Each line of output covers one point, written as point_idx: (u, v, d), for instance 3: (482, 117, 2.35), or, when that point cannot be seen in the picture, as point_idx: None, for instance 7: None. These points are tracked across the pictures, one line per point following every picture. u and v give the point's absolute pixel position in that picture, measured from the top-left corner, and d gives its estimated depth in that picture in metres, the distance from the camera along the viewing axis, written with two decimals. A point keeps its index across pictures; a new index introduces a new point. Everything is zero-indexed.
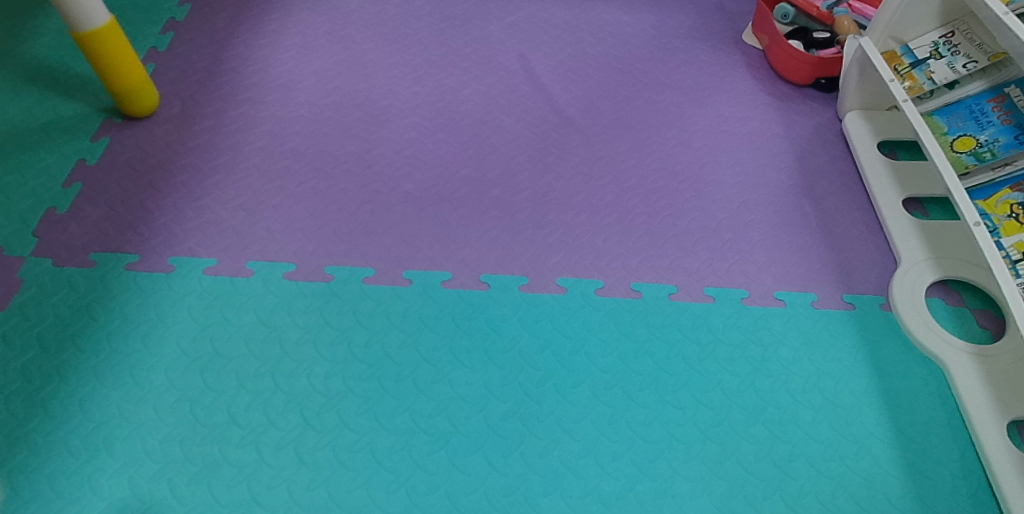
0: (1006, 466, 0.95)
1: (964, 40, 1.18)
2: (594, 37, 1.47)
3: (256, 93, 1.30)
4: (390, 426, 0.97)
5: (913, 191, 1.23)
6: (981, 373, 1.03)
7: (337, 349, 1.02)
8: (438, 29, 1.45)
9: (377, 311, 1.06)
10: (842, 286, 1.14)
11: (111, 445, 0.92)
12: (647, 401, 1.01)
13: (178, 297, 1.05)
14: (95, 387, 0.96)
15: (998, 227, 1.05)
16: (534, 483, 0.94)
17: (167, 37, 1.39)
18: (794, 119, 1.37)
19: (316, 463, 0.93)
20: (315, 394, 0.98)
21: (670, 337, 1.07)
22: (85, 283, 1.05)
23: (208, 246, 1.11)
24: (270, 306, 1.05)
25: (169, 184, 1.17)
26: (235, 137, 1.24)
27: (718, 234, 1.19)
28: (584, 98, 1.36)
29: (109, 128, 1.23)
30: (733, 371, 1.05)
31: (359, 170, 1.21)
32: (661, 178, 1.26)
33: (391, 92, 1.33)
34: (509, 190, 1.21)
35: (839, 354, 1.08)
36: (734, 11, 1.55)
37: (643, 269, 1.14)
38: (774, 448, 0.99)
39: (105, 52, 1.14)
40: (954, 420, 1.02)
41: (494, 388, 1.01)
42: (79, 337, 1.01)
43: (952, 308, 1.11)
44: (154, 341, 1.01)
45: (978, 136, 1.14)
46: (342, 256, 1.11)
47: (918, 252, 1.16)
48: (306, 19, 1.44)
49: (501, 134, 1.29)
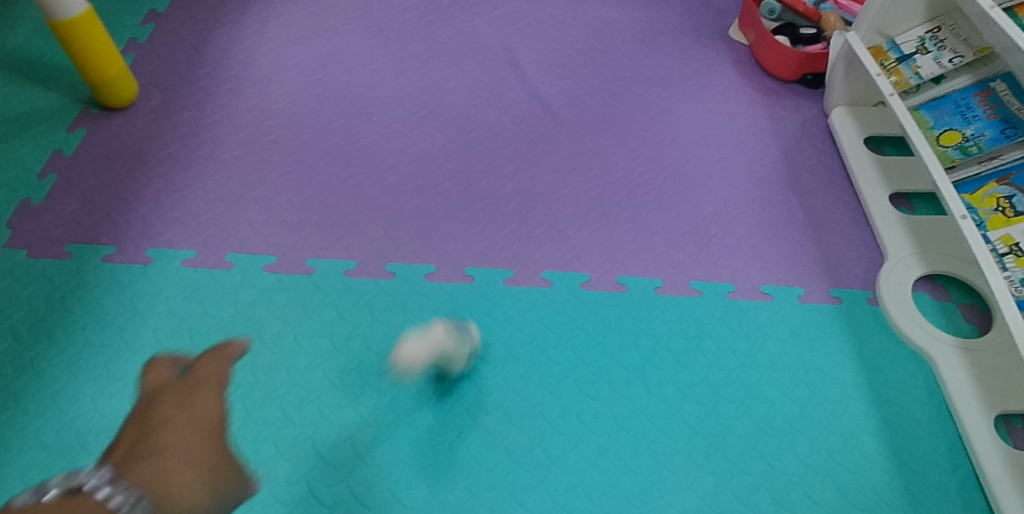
0: (993, 459, 0.95)
1: (950, 35, 1.18)
2: (581, 32, 1.46)
3: (238, 85, 1.29)
4: (371, 419, 0.95)
5: (900, 187, 1.23)
6: (968, 367, 1.03)
7: (318, 342, 1.00)
8: (422, 23, 1.43)
9: (359, 304, 1.04)
10: (830, 281, 1.14)
11: (85, 440, 0.90)
12: (633, 395, 1.00)
13: (155, 289, 1.03)
14: (69, 380, 0.94)
15: (984, 221, 1.05)
16: (518, 477, 0.92)
17: (148, 28, 1.37)
18: (781, 114, 1.36)
19: (296, 457, 0.91)
20: (296, 388, 0.96)
21: (657, 330, 1.06)
22: (60, 274, 1.03)
23: (187, 238, 1.08)
24: (250, 298, 1.03)
25: (148, 176, 1.15)
26: (216, 128, 1.22)
27: (704, 228, 1.18)
28: (571, 92, 1.35)
29: (87, 118, 1.21)
30: (720, 365, 1.04)
31: (341, 163, 1.20)
32: (648, 172, 1.25)
33: (374, 85, 1.31)
34: (494, 183, 1.20)
35: (826, 348, 1.07)
36: (720, 8, 1.55)
37: (630, 262, 1.13)
38: (761, 442, 0.98)
39: (82, 41, 1.12)
40: (941, 414, 1.01)
41: (479, 382, 0.99)
42: (53, 329, 0.98)
43: (939, 303, 1.11)
44: (131, 334, 0.99)
45: (964, 130, 1.14)
46: (323, 248, 1.09)
47: (904, 246, 1.16)
48: (289, 11, 1.42)
49: (486, 128, 1.27)
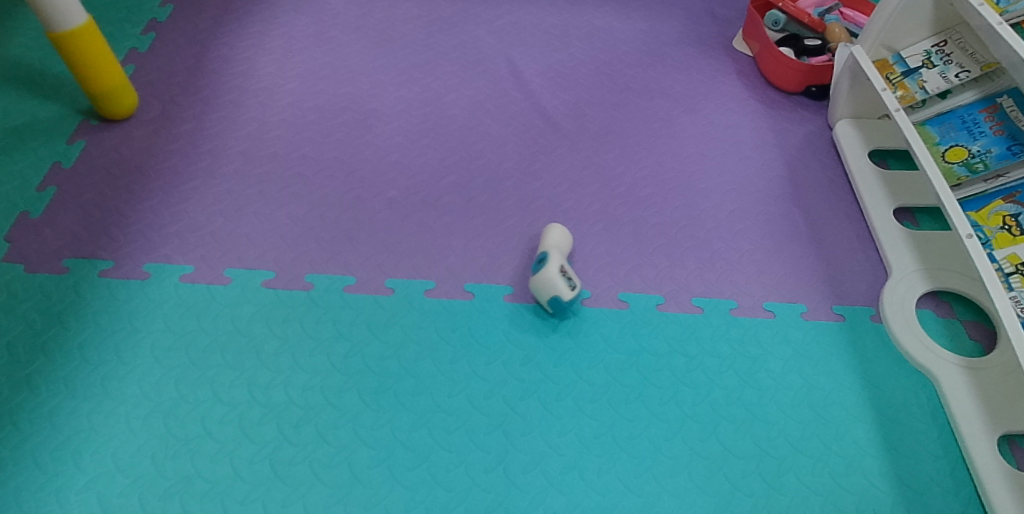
0: (997, 482, 0.94)
1: (957, 49, 1.16)
2: (583, 43, 1.45)
3: (239, 96, 1.28)
4: (369, 439, 0.94)
5: (905, 202, 1.22)
6: (973, 387, 1.01)
7: (316, 360, 1.00)
8: (425, 33, 1.43)
9: (358, 320, 1.04)
10: (833, 298, 1.13)
11: (80, 458, 0.89)
12: (633, 415, 0.99)
13: (153, 304, 1.02)
14: (65, 398, 0.94)
15: (990, 239, 1.04)
16: (517, 498, 0.91)
17: (148, 38, 1.36)
18: (785, 127, 1.35)
19: (293, 477, 0.90)
20: (293, 406, 0.96)
21: (657, 349, 1.05)
22: (57, 290, 1.03)
23: (185, 252, 1.08)
24: (248, 314, 1.03)
25: (147, 188, 1.14)
26: (216, 140, 1.21)
27: (707, 243, 1.17)
28: (573, 104, 1.34)
29: (86, 130, 1.20)
30: (721, 384, 1.03)
31: (341, 176, 1.19)
32: (650, 186, 1.24)
33: (376, 96, 1.31)
34: (495, 197, 1.19)
35: (829, 367, 1.06)
36: (724, 18, 1.53)
37: (631, 278, 1.12)
38: (762, 463, 0.97)
39: (81, 54, 1.11)
40: (945, 435, 1.00)
41: (478, 400, 0.98)
42: (50, 345, 0.98)
43: (944, 321, 1.10)
44: (128, 350, 0.98)
45: (970, 146, 1.12)
46: (322, 263, 1.09)
47: (909, 263, 1.14)
48: (291, 21, 1.42)
49: (487, 140, 1.26)
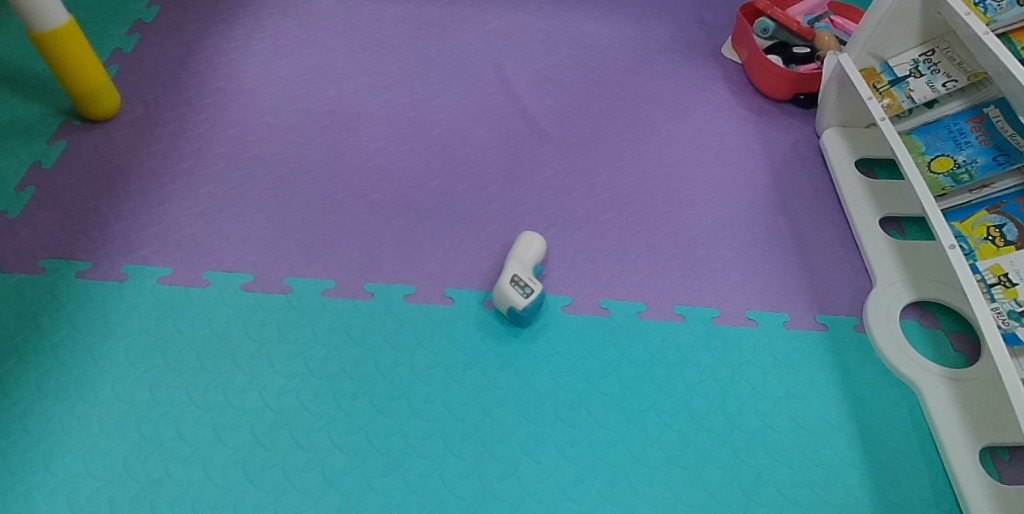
0: (978, 494, 0.93)
1: (944, 58, 1.15)
2: (571, 48, 1.45)
3: (223, 98, 1.28)
4: (342, 445, 0.93)
5: (890, 211, 1.21)
6: (956, 399, 1.01)
7: (293, 364, 0.99)
8: (412, 37, 1.42)
9: (336, 324, 1.03)
10: (816, 307, 1.12)
11: (49, 461, 0.89)
12: (612, 423, 0.98)
13: (129, 306, 1.02)
14: (38, 400, 0.93)
15: (974, 250, 1.02)
16: (492, 506, 0.90)
17: (134, 39, 1.36)
18: (772, 135, 1.35)
19: (265, 483, 0.90)
20: (268, 411, 0.95)
21: (637, 356, 1.05)
22: (33, 290, 1.02)
23: (164, 254, 1.07)
24: (225, 317, 1.02)
25: (127, 190, 1.14)
26: (199, 142, 1.21)
27: (690, 251, 1.17)
28: (559, 109, 1.34)
29: (68, 130, 1.20)
30: (701, 393, 1.02)
31: (324, 179, 1.19)
32: (634, 192, 1.23)
33: (361, 99, 1.30)
34: (479, 202, 1.18)
35: (811, 377, 1.05)
36: (714, 25, 1.53)
37: (614, 285, 1.11)
38: (741, 474, 0.96)
39: (63, 54, 1.10)
40: (927, 447, 0.99)
41: (454, 406, 0.98)
42: (23, 346, 0.97)
43: (928, 330, 1.09)
44: (103, 353, 0.97)
45: (955, 156, 1.11)
46: (302, 266, 1.08)
47: (894, 272, 1.14)
48: (278, 23, 1.41)
49: (472, 145, 1.26)
